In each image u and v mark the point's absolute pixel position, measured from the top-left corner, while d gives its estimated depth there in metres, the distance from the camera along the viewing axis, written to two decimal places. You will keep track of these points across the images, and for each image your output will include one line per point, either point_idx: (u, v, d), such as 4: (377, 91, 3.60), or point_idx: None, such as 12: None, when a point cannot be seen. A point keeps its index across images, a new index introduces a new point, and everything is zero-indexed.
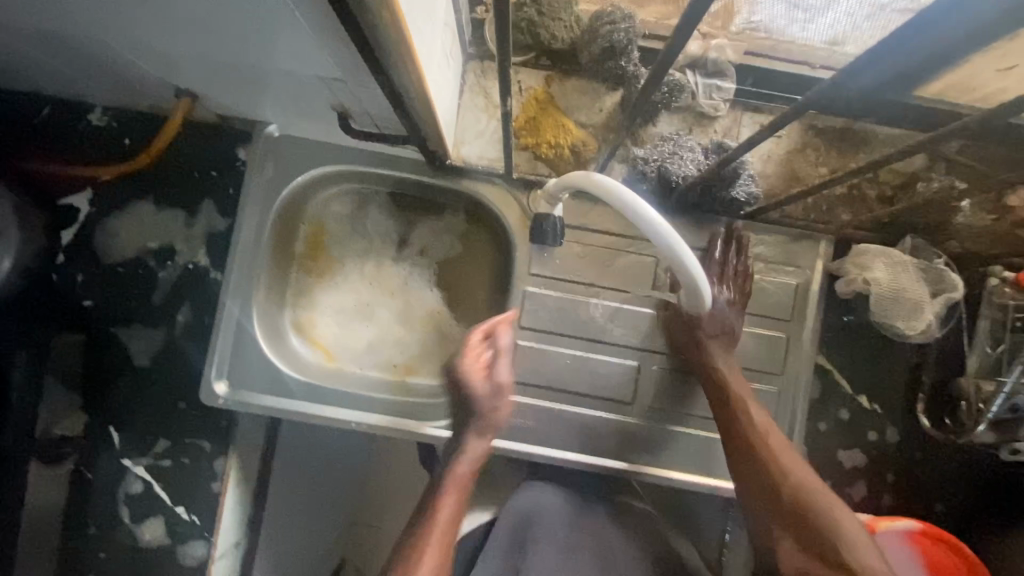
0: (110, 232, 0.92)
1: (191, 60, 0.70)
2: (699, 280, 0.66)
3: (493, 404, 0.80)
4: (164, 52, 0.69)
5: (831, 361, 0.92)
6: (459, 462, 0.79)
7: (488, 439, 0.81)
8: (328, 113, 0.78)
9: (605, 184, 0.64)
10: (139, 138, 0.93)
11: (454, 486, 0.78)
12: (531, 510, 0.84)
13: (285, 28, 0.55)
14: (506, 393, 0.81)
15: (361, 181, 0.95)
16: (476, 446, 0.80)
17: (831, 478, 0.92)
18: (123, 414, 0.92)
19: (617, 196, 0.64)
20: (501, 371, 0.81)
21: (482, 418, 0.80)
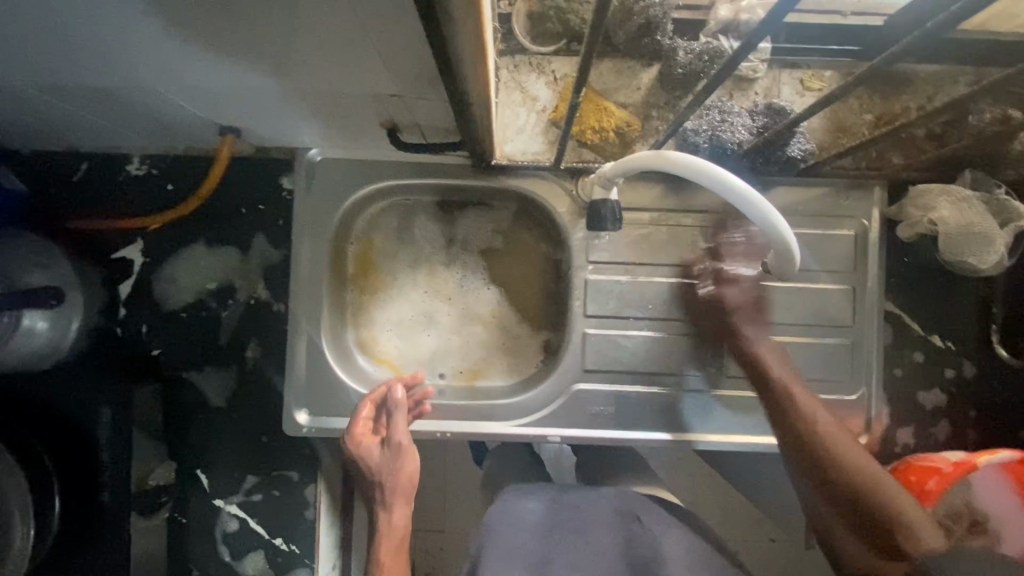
0: (167, 279, 0.93)
1: (241, 95, 0.69)
2: (789, 242, 0.65)
3: (391, 467, 0.85)
4: (215, 91, 0.68)
5: (899, 305, 0.92)
6: (385, 524, 0.86)
7: (399, 502, 0.86)
8: (377, 129, 0.78)
9: (695, 164, 0.63)
10: (181, 181, 0.92)
11: (384, 562, 0.84)
12: (503, 525, 0.82)
13: (352, 49, 0.55)
14: (404, 452, 0.85)
15: (405, 193, 0.95)
16: (389, 512, 0.86)
17: (914, 421, 0.93)
18: (209, 454, 0.93)
19: (713, 176, 0.63)
20: (395, 434, 0.85)
21: (387, 485, 0.86)
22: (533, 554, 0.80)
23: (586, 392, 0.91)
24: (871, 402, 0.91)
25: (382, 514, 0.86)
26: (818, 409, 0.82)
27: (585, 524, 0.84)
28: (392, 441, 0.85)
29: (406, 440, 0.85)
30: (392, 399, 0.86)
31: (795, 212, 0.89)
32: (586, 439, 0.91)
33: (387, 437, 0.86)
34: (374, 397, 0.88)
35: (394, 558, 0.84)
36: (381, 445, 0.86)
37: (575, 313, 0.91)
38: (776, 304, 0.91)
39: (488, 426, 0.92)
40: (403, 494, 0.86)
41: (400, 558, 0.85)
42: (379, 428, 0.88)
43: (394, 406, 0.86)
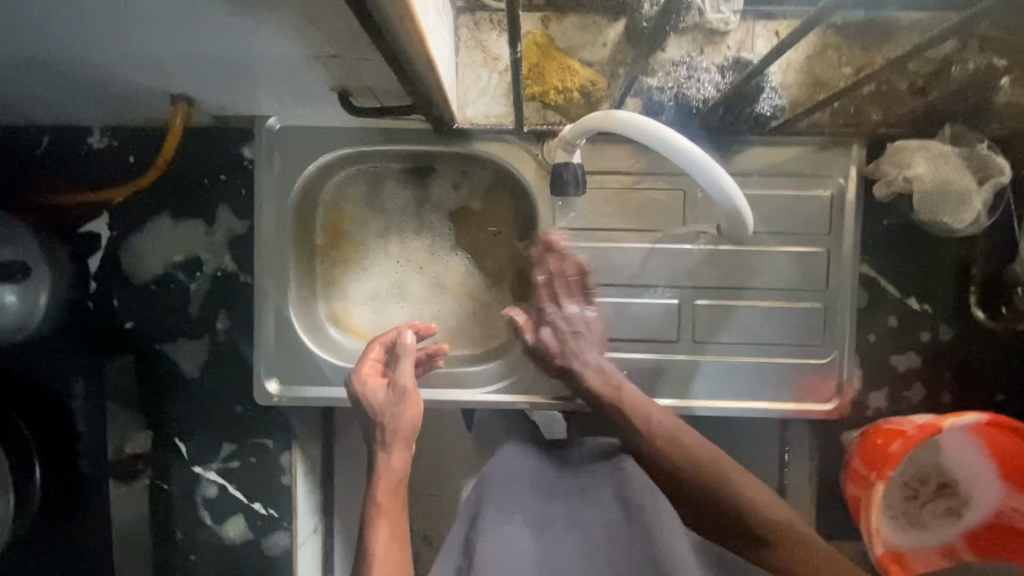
0: (135, 252, 0.93)
1: (180, 63, 0.67)
2: (743, 209, 0.64)
3: (395, 408, 0.79)
4: (153, 61, 0.66)
5: (874, 268, 0.90)
6: (382, 468, 0.77)
7: (400, 448, 0.78)
8: (327, 94, 0.76)
9: (667, 144, 0.60)
10: (143, 153, 0.91)
11: (381, 506, 0.75)
12: (498, 481, 0.80)
13: (277, 12, 0.53)
14: (410, 393, 0.79)
15: (368, 160, 0.93)
16: (388, 457, 0.77)
17: (886, 385, 0.92)
18: (187, 425, 0.94)
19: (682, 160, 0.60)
20: (401, 375, 0.80)
21: (388, 427, 0.78)
22: (528, 505, 0.77)
23: None
24: (842, 365, 0.90)
25: (380, 457, 0.78)
26: (692, 462, 0.79)
27: (578, 479, 0.81)
28: (397, 381, 0.81)
29: (412, 380, 0.80)
30: (403, 341, 0.83)
31: (767, 173, 0.87)
32: (554, 405, 0.91)
33: (393, 378, 0.81)
34: (383, 339, 0.86)
35: (391, 503, 0.75)
36: (386, 386, 0.81)
37: (542, 280, 0.91)
38: (746, 269, 0.89)
39: (457, 393, 0.92)
40: (406, 437, 0.78)
41: (398, 502, 0.76)
42: (385, 371, 0.84)
43: (404, 348, 0.82)
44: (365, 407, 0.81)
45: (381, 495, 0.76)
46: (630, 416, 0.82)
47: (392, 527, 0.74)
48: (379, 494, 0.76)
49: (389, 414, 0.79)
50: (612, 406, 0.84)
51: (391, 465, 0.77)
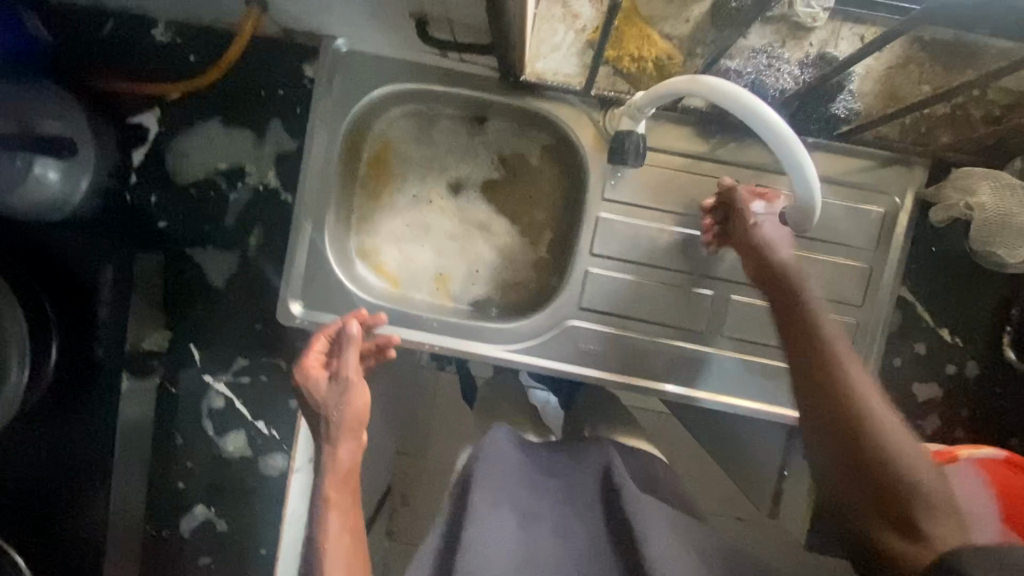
0: (179, 152, 0.92)
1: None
2: (814, 198, 0.66)
3: (338, 400, 0.77)
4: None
5: (914, 293, 0.90)
6: (327, 463, 0.73)
7: (348, 441, 0.75)
8: (405, 20, 0.75)
9: (787, 140, 0.62)
10: (203, 54, 0.90)
11: (330, 497, 0.71)
12: (492, 468, 0.72)
13: None
14: (354, 384, 0.78)
15: (427, 100, 0.92)
16: (335, 448, 0.75)
17: (904, 411, 0.91)
18: (205, 333, 0.94)
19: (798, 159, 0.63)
20: (345, 366, 0.79)
21: (333, 419, 0.76)
22: (517, 496, 0.71)
23: (579, 329, 0.91)
24: None
25: (325, 453, 0.74)
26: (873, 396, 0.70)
27: (566, 483, 0.75)
28: (342, 375, 0.79)
29: (356, 372, 0.79)
30: (348, 331, 0.81)
31: (825, 178, 0.86)
32: (572, 375, 0.91)
33: (337, 370, 0.80)
34: (331, 329, 0.84)
35: (341, 492, 0.72)
36: (330, 381, 0.80)
37: (580, 249, 0.90)
38: None
39: (477, 347, 0.91)
40: (357, 427, 0.76)
41: (348, 494, 0.72)
42: (329, 361, 0.83)
43: (347, 339, 0.80)
44: (308, 398, 0.80)
45: (328, 484, 0.72)
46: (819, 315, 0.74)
47: (344, 519, 0.71)
48: (331, 483, 0.72)
49: (338, 405, 0.77)
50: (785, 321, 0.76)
51: (340, 456, 0.74)
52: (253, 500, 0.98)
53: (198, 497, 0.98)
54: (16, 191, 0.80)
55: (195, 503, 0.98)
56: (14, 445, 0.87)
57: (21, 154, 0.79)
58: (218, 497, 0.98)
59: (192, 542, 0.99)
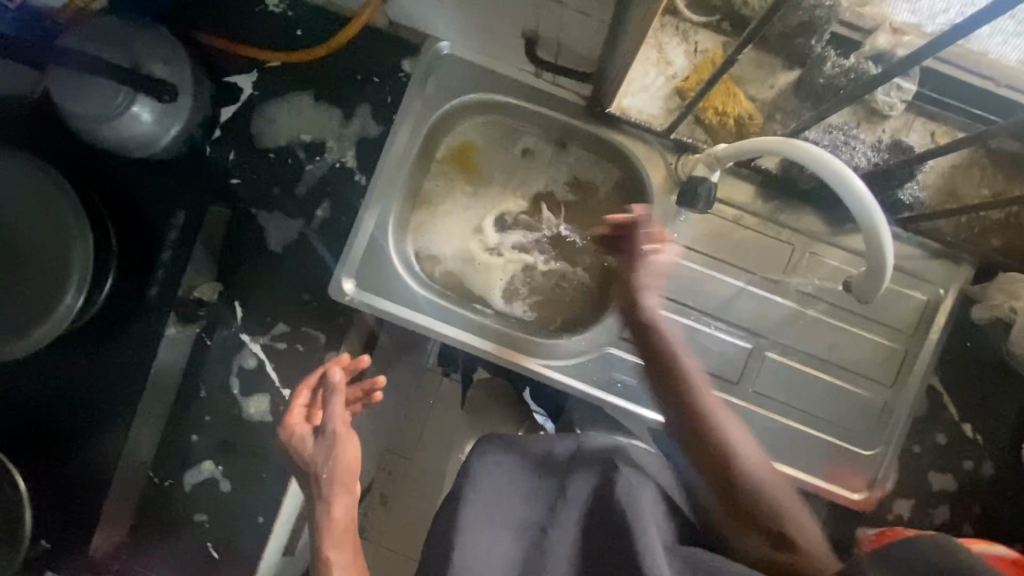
0: (267, 117, 0.95)
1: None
2: (884, 271, 0.68)
3: (328, 456, 0.79)
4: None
5: (943, 383, 0.92)
6: (324, 518, 0.78)
7: (340, 494, 0.79)
8: (516, 37, 0.79)
9: (865, 200, 0.63)
10: (311, 31, 0.93)
11: (332, 559, 0.76)
12: (486, 482, 0.76)
13: None
14: (342, 437, 0.80)
15: (511, 113, 0.96)
16: (328, 506, 0.78)
17: (916, 496, 0.92)
18: (251, 292, 0.95)
19: (878, 225, 0.64)
20: (331, 419, 0.81)
21: (324, 475, 0.78)
22: (507, 505, 0.76)
23: (615, 357, 0.92)
24: (884, 463, 0.91)
25: (319, 507, 0.78)
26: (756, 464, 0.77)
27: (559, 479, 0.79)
28: (327, 428, 0.81)
29: (342, 424, 0.81)
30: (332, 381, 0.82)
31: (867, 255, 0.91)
32: (602, 402, 0.91)
33: (322, 424, 0.82)
34: (310, 382, 0.85)
35: (341, 550, 0.77)
36: (315, 435, 0.82)
37: (631, 281, 0.92)
38: (825, 340, 0.91)
39: (513, 356, 0.93)
40: (354, 476, 0.80)
41: (347, 548, 0.77)
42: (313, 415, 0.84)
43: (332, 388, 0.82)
44: (294, 454, 0.81)
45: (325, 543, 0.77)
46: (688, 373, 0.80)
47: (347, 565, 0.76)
48: (339, 531, 0.78)
49: (330, 462, 0.79)
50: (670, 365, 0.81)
51: (338, 511, 0.78)
52: (261, 466, 0.97)
53: (208, 452, 0.97)
54: (110, 123, 0.82)
55: (202, 459, 0.97)
56: (58, 363, 0.91)
57: (126, 89, 0.81)
58: (226, 457, 0.97)
59: (191, 498, 0.97)
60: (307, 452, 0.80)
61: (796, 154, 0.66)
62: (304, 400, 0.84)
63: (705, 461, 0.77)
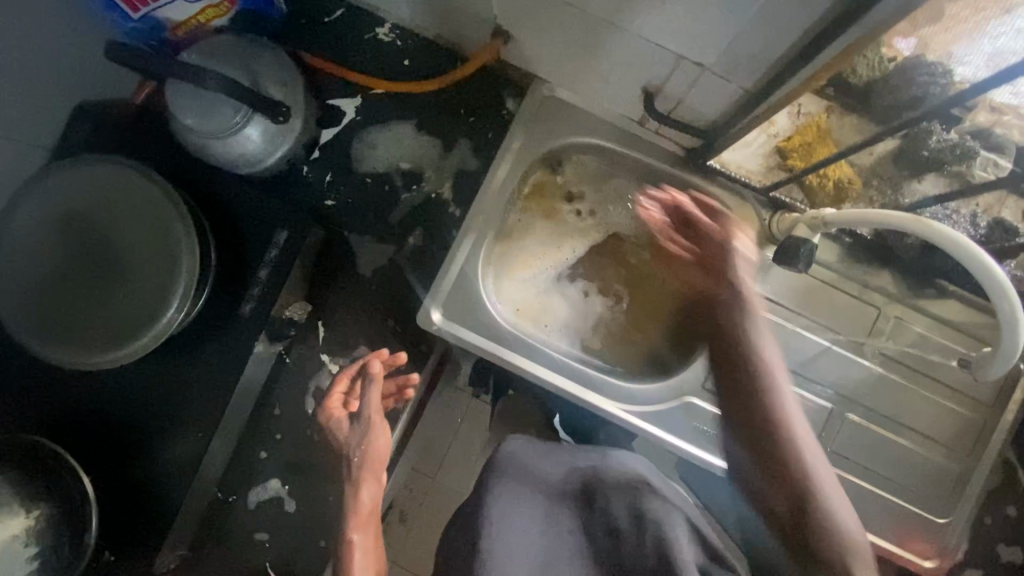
0: (368, 143, 0.96)
1: (570, 14, 0.72)
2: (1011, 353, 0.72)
3: (358, 442, 0.84)
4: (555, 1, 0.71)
5: (1016, 456, 0.93)
6: (350, 499, 0.82)
7: (369, 480, 0.83)
8: (635, 89, 0.82)
9: (1006, 287, 0.67)
10: (419, 62, 0.95)
11: (353, 536, 0.80)
12: (513, 484, 0.75)
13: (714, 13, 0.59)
14: (376, 426, 0.84)
15: (607, 157, 0.97)
16: (354, 489, 0.82)
17: (983, 567, 0.93)
18: (336, 314, 0.96)
19: (1013, 310, 0.68)
20: (366, 407, 0.85)
21: (354, 459, 0.83)
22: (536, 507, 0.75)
23: (696, 406, 0.93)
24: (956, 532, 0.91)
25: (348, 490, 0.83)
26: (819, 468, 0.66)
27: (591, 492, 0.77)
28: (362, 414, 0.86)
29: (377, 413, 0.86)
30: (369, 370, 0.86)
31: (949, 325, 0.93)
32: (680, 450, 0.92)
33: (359, 411, 0.86)
34: (350, 371, 0.89)
35: (364, 531, 0.81)
36: (350, 420, 0.86)
37: None
38: (904, 404, 0.92)
39: (594, 399, 0.93)
40: (381, 463, 0.84)
41: (369, 529, 0.82)
42: (351, 401, 0.88)
43: (367, 376, 0.86)
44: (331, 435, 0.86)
45: (349, 524, 0.80)
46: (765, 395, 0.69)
47: (366, 545, 0.81)
48: (362, 515, 0.82)
49: (359, 445, 0.83)
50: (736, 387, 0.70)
51: (364, 493, 0.82)
52: (327, 488, 0.96)
53: (276, 470, 0.96)
54: (224, 139, 0.82)
55: (270, 476, 0.96)
56: (142, 372, 0.90)
57: (245, 109, 0.81)
58: (293, 476, 0.96)
59: (255, 514, 0.96)
60: (343, 434, 0.84)
61: (936, 233, 0.67)
62: (343, 385, 0.88)
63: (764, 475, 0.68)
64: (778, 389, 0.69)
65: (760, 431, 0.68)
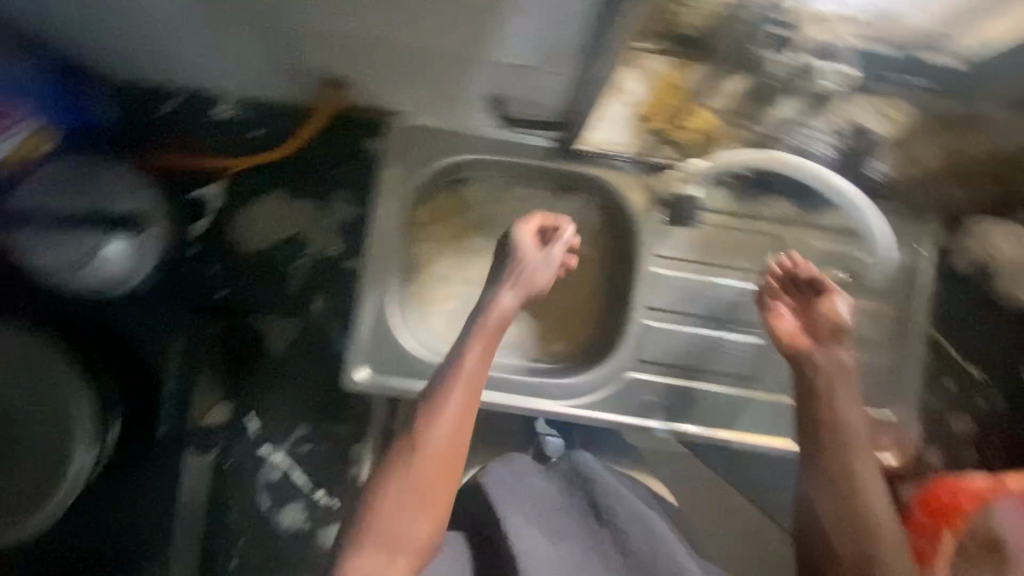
0: (241, 221, 0.93)
1: (380, 42, 0.71)
2: (877, 240, 0.89)
3: (547, 272, 0.81)
4: (360, 33, 0.69)
5: (941, 332, 0.97)
6: (431, 418, 0.68)
7: (489, 350, 0.74)
8: (480, 96, 0.81)
9: (844, 190, 0.87)
10: (270, 129, 0.93)
11: (414, 500, 0.65)
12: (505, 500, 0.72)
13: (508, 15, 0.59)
14: (557, 268, 0.82)
15: (485, 168, 0.96)
16: (479, 366, 0.72)
17: (944, 445, 0.96)
18: (261, 403, 0.92)
19: (849, 197, 0.87)
20: (557, 253, 0.82)
21: (484, 320, 0.75)
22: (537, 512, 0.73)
23: (642, 380, 0.93)
24: (906, 419, 0.94)
25: (429, 411, 0.69)
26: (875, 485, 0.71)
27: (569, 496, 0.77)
28: (533, 266, 0.81)
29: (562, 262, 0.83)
30: (535, 225, 0.83)
31: (842, 232, 0.97)
32: (638, 427, 0.91)
33: (544, 253, 0.82)
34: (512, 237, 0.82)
35: (443, 465, 0.66)
36: (507, 284, 0.79)
37: (637, 303, 0.94)
38: None
39: (541, 403, 0.92)
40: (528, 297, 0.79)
41: (434, 493, 0.66)
42: (512, 278, 0.80)
43: (555, 239, 0.83)
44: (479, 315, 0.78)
45: (427, 461, 0.66)
46: (842, 411, 0.75)
47: (424, 499, 0.66)
48: (427, 448, 0.67)
49: (519, 292, 0.78)
50: (807, 405, 0.77)
51: (445, 431, 0.67)
52: None
53: None
54: (85, 268, 0.78)
55: None
56: (74, 528, 0.84)
57: (99, 232, 0.79)
58: None
59: None
60: (465, 339, 0.74)
61: (786, 161, 0.85)
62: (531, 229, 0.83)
63: (834, 498, 0.71)
64: (835, 410, 0.75)
65: (807, 377, 0.78)
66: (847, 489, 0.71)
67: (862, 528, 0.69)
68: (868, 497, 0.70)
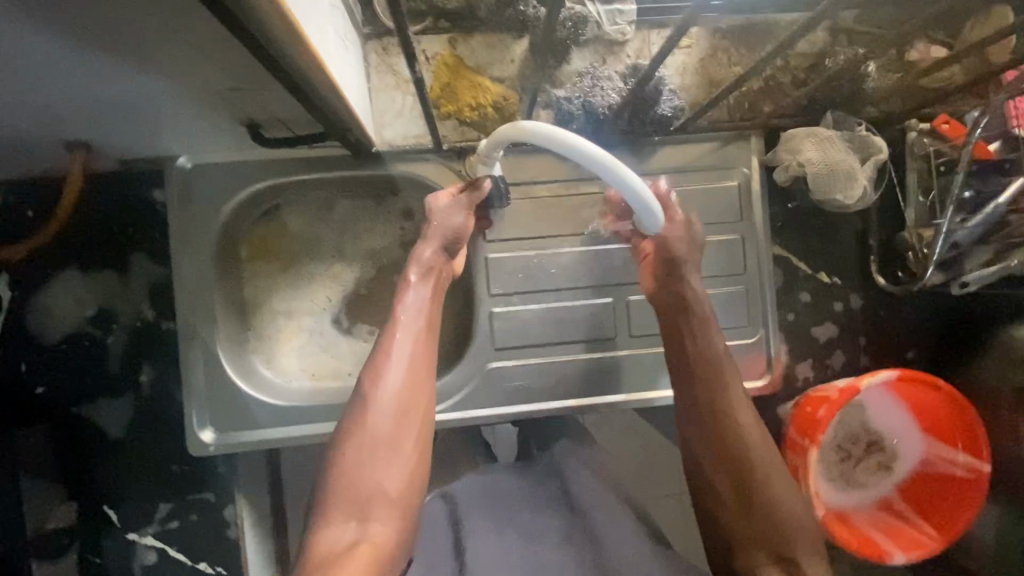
0: (42, 311, 0.87)
1: (74, 111, 0.62)
2: (649, 207, 0.74)
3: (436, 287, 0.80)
4: (39, 107, 0.60)
5: (787, 247, 0.96)
6: (342, 467, 0.67)
7: (416, 386, 0.72)
8: (237, 128, 0.75)
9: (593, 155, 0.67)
10: (43, 206, 0.85)
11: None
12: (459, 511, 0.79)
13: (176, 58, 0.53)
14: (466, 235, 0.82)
15: (291, 190, 0.90)
16: (381, 416, 0.69)
17: (810, 355, 0.97)
18: (115, 491, 0.88)
19: (606, 166, 0.68)
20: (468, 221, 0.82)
21: (376, 377, 0.72)
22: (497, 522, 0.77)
23: (500, 369, 0.91)
24: (769, 344, 0.93)
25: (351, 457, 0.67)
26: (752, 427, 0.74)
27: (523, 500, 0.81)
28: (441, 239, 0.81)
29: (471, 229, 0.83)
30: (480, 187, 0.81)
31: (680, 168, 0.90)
32: (506, 417, 0.90)
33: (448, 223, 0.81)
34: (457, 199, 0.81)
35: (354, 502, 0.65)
36: (410, 290, 0.78)
37: (480, 293, 0.91)
38: None
39: None
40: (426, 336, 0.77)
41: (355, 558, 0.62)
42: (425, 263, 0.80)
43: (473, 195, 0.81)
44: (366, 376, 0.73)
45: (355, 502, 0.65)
46: (713, 345, 0.78)
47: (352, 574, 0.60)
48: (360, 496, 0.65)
49: (407, 330, 0.75)
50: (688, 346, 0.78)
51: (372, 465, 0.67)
52: None
53: None
54: None
55: None
56: None
57: None
58: None
59: None
60: (380, 369, 0.72)
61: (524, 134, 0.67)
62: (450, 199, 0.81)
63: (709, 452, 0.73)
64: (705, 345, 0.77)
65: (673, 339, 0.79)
66: (723, 431, 0.73)
67: (765, 507, 0.70)
68: (748, 441, 0.72)
